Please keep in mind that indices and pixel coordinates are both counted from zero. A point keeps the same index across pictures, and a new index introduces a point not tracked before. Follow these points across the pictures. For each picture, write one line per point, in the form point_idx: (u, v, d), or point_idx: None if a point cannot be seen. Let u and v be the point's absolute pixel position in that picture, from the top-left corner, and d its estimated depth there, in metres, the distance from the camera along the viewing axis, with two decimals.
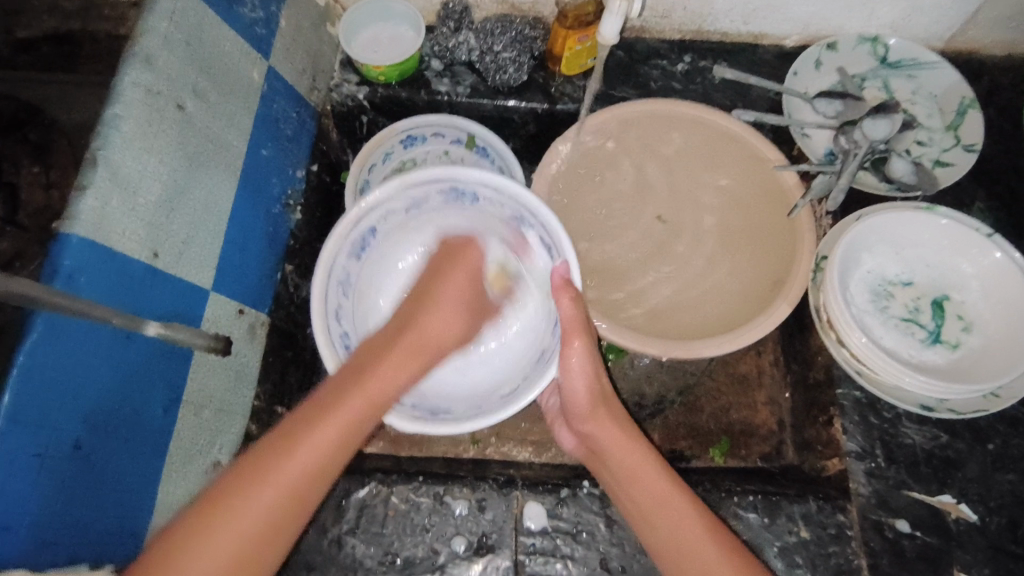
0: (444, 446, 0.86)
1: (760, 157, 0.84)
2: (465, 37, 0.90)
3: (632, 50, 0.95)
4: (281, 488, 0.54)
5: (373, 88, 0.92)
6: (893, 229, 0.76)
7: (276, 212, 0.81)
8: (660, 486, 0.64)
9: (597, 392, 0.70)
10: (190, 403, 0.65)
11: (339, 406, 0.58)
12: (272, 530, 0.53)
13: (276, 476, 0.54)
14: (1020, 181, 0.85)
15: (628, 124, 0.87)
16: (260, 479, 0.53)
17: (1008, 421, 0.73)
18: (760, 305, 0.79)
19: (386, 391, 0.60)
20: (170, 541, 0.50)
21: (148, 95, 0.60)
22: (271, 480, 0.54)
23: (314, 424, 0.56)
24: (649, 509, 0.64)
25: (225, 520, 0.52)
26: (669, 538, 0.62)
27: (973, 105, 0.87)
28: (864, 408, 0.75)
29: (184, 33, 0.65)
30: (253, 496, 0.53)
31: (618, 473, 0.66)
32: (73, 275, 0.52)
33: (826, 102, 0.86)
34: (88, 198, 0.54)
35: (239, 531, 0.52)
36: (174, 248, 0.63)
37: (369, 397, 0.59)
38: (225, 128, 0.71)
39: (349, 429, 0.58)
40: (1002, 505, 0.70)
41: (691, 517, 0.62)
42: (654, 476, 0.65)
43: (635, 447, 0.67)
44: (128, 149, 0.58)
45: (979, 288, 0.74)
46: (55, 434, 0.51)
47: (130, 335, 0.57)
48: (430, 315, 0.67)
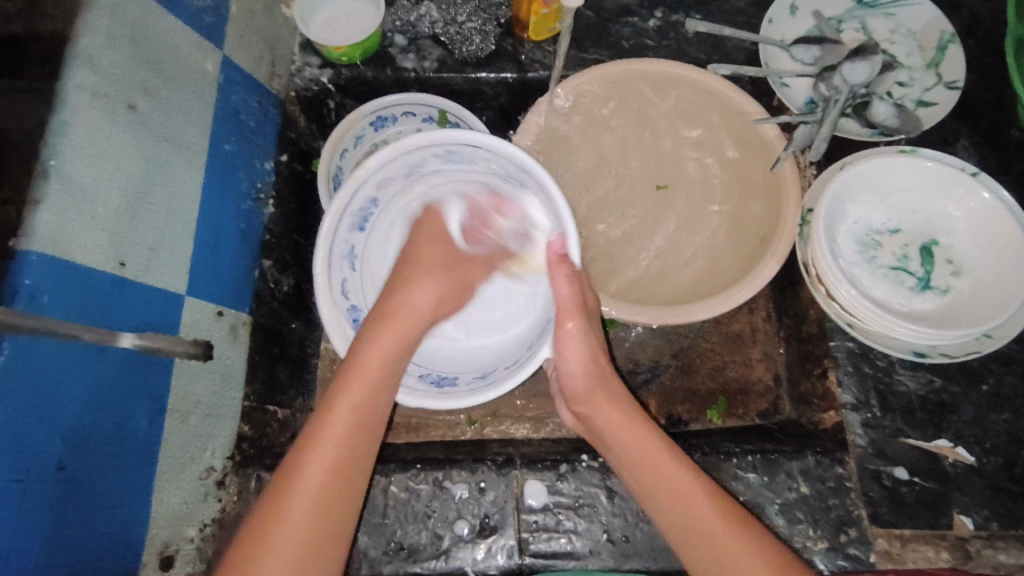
0: (441, 430, 0.85)
1: (740, 111, 0.81)
2: (426, 9, 0.88)
3: (602, 9, 0.92)
4: (311, 492, 0.54)
5: (337, 70, 0.89)
6: (877, 176, 0.74)
7: (247, 208, 0.78)
8: (654, 456, 0.62)
9: (596, 372, 0.67)
10: (176, 411, 0.64)
11: (335, 402, 0.58)
12: (319, 534, 0.54)
13: (305, 485, 0.54)
14: (1005, 115, 0.83)
15: (602, 86, 0.83)
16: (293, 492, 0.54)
17: (1001, 360, 0.73)
18: (748, 263, 0.77)
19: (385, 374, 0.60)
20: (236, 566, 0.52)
21: (95, 97, 0.58)
22: (300, 492, 0.54)
23: (321, 427, 0.57)
24: (645, 474, 0.62)
25: (276, 539, 0.52)
26: (670, 508, 0.60)
27: (953, 40, 0.85)
28: (857, 359, 0.74)
29: (128, 28, 0.61)
30: (293, 508, 0.53)
31: (618, 446, 0.64)
32: (35, 294, 0.50)
33: (803, 50, 0.85)
34: (43, 212, 0.52)
35: (290, 550, 0.52)
36: (141, 255, 0.61)
37: (372, 384, 0.59)
38: (183, 125, 0.68)
39: (353, 418, 0.57)
40: (998, 444, 0.71)
41: (686, 482, 0.61)
42: (651, 446, 0.63)
43: (632, 418, 0.65)
44: (80, 157, 0.55)
45: (966, 230, 0.73)
46: (35, 458, 0.50)
47: (104, 349, 0.56)
48: (394, 304, 0.64)
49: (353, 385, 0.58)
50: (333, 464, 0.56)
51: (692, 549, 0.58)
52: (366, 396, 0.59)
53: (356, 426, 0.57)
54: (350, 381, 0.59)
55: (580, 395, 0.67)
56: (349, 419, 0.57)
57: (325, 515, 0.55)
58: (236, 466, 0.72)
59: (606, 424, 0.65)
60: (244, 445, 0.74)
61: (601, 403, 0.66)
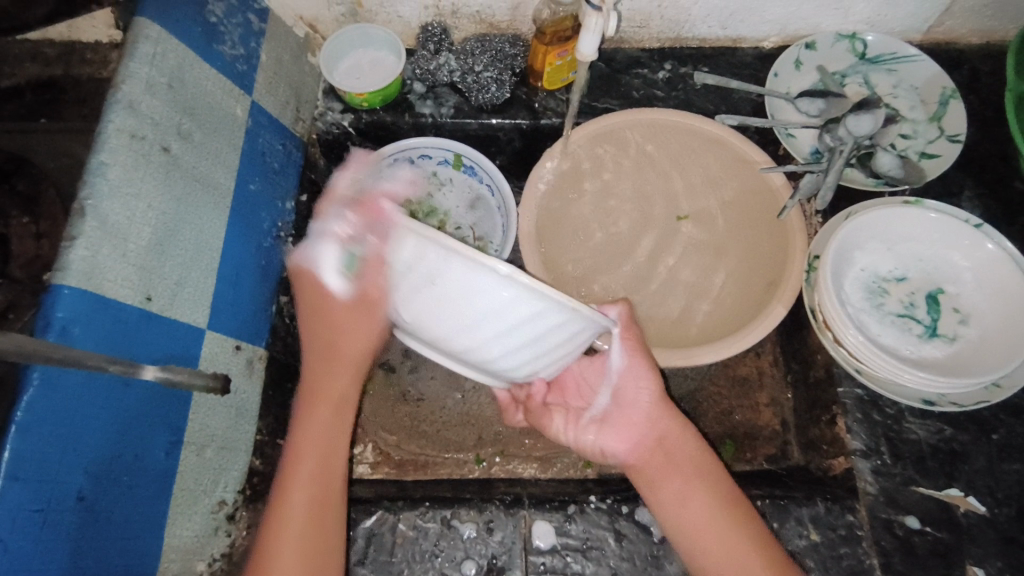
0: (449, 468, 0.86)
1: (747, 160, 0.84)
2: (445, 58, 0.92)
3: (613, 61, 0.96)
4: (299, 512, 0.60)
5: (358, 115, 0.93)
6: (884, 224, 0.76)
7: (268, 246, 0.80)
8: (704, 485, 0.65)
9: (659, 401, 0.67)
10: (192, 443, 0.65)
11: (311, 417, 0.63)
12: (319, 529, 0.60)
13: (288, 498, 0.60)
14: (1007, 168, 0.86)
15: (613, 135, 0.87)
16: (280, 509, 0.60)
17: (1010, 410, 0.73)
18: (757, 307, 0.79)
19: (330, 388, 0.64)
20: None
21: (133, 140, 0.61)
22: (288, 502, 0.60)
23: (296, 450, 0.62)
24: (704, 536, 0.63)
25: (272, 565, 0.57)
26: (706, 533, 0.63)
27: (955, 95, 0.87)
28: (866, 406, 0.75)
29: (167, 76, 0.66)
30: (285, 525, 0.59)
31: (669, 469, 0.65)
32: (66, 326, 0.52)
33: (808, 102, 0.87)
34: (78, 248, 0.55)
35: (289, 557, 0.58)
36: (167, 290, 0.63)
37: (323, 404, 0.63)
38: (212, 166, 0.71)
39: (323, 426, 0.63)
40: (1010, 495, 0.70)
41: (728, 513, 0.64)
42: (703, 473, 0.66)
43: (688, 446, 0.67)
44: (116, 196, 0.58)
45: (972, 279, 0.74)
46: (57, 487, 0.51)
47: (127, 380, 0.57)
48: (352, 328, 0.63)
49: (319, 412, 0.63)
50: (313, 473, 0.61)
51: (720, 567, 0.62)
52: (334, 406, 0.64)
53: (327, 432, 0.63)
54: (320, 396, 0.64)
55: (636, 428, 0.66)
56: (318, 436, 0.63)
57: (319, 519, 0.60)
58: (247, 500, 0.72)
59: (665, 450, 0.66)
60: (254, 478, 0.73)
61: (665, 436, 0.66)
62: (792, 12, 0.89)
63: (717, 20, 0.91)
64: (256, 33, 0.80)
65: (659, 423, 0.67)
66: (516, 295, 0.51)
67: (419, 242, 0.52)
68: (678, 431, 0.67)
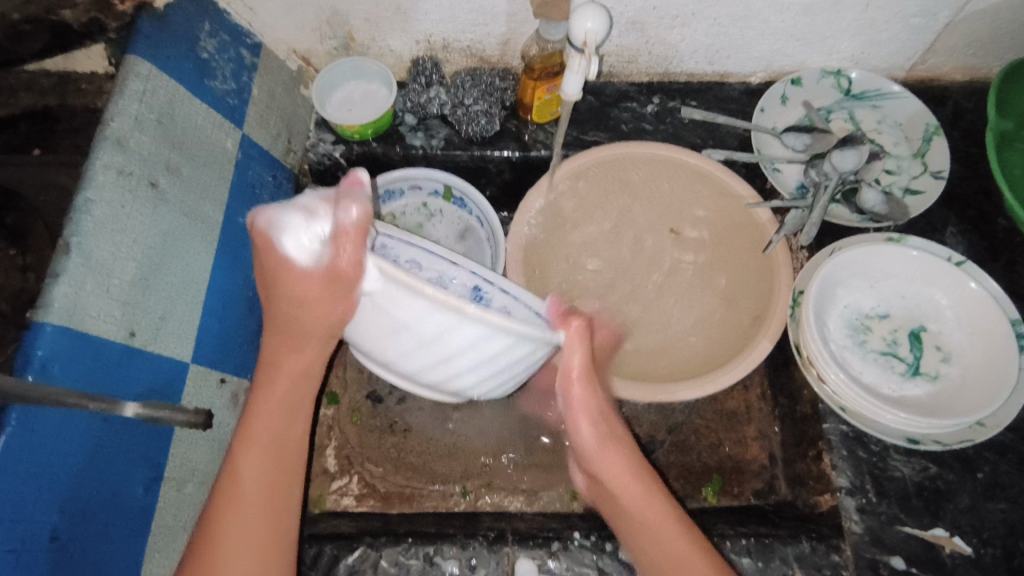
0: (434, 500, 0.85)
1: (733, 194, 0.85)
2: (436, 92, 0.92)
3: (602, 94, 0.97)
4: (248, 505, 0.59)
5: (349, 146, 0.93)
6: (866, 262, 0.77)
7: (256, 277, 0.81)
8: (640, 483, 0.65)
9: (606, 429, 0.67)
10: (172, 478, 0.65)
11: (242, 464, 0.61)
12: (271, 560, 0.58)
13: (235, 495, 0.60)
14: (991, 205, 0.86)
15: (601, 168, 0.87)
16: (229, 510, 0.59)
17: (996, 448, 0.73)
18: (742, 340, 0.79)
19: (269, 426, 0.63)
20: None
21: (120, 176, 0.62)
22: (236, 515, 0.58)
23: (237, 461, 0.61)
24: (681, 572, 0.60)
25: None
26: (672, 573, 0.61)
27: (938, 132, 0.88)
28: (851, 442, 0.74)
29: (156, 112, 0.67)
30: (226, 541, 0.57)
31: (605, 475, 0.66)
32: (46, 364, 0.53)
33: (795, 137, 0.90)
34: (61, 285, 0.55)
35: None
36: (151, 325, 0.63)
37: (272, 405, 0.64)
38: (201, 200, 0.72)
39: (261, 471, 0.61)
40: (995, 536, 0.70)
41: (661, 511, 0.64)
42: (641, 478, 0.66)
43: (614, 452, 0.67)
44: (101, 232, 0.59)
45: (954, 318, 0.75)
46: (30, 527, 0.51)
47: (108, 417, 0.57)
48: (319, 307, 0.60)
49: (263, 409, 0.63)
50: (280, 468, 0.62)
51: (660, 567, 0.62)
52: (280, 404, 0.64)
53: (258, 473, 0.61)
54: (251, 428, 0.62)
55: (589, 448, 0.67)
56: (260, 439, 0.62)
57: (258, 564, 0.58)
58: None
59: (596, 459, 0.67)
60: None
61: (603, 442, 0.67)
62: (777, 50, 0.91)
63: (704, 57, 0.92)
64: (248, 68, 0.81)
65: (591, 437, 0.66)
66: (475, 327, 0.54)
67: (385, 283, 0.54)
68: (604, 438, 0.67)
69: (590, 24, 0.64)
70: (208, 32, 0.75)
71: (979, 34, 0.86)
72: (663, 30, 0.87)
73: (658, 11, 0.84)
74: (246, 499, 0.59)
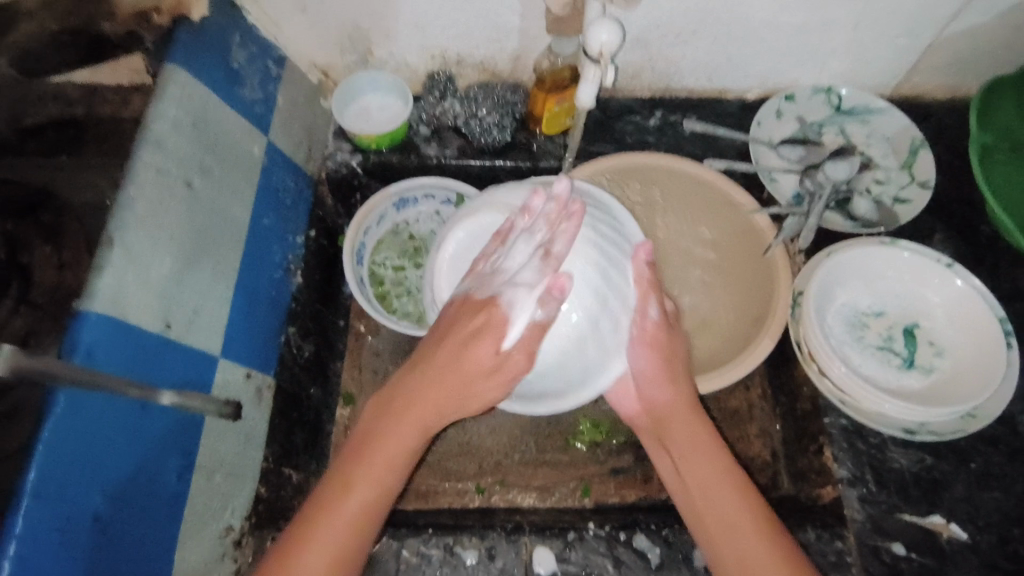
0: (450, 497, 0.87)
1: (734, 203, 0.89)
2: (449, 104, 0.96)
3: (607, 108, 1.02)
4: (358, 499, 0.60)
5: (366, 155, 0.97)
6: (861, 263, 0.81)
7: (278, 278, 0.83)
8: (702, 427, 0.68)
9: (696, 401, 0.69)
10: (203, 467, 0.66)
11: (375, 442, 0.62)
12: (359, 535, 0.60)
13: (333, 516, 0.59)
14: (975, 213, 0.92)
15: (613, 176, 0.91)
16: (345, 493, 0.60)
17: (986, 440, 0.77)
18: (746, 339, 0.83)
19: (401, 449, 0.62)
20: (295, 537, 0.59)
21: (159, 176, 0.65)
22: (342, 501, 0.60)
23: (352, 471, 0.61)
24: (737, 547, 0.61)
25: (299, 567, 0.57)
26: (724, 534, 0.62)
27: (923, 146, 0.94)
28: (851, 435, 0.78)
29: (192, 117, 0.70)
30: (326, 532, 0.58)
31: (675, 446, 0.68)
32: (91, 351, 0.55)
33: (789, 150, 0.96)
34: (106, 276, 0.58)
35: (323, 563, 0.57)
36: (185, 318, 0.66)
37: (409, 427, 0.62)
38: (230, 201, 0.75)
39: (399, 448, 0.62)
40: (989, 522, 0.73)
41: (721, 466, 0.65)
42: (712, 456, 0.66)
43: (701, 436, 0.67)
44: (141, 227, 0.62)
45: (944, 315, 0.79)
46: (75, 507, 0.52)
47: (145, 405, 0.60)
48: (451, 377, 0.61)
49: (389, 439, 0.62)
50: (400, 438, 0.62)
51: (712, 517, 0.64)
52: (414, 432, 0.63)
53: (404, 444, 0.62)
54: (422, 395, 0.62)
55: (670, 402, 0.68)
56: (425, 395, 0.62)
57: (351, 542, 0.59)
58: (252, 527, 0.73)
59: (672, 431, 0.67)
60: (259, 506, 0.75)
61: (666, 417, 0.68)
62: (772, 68, 0.96)
63: (704, 74, 0.98)
64: (274, 79, 0.85)
65: (678, 413, 0.68)
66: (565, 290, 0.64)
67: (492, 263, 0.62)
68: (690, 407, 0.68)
69: (605, 36, 0.69)
70: (238, 44, 0.80)
71: (959, 55, 0.92)
72: (666, 47, 0.92)
73: (662, 29, 0.89)
74: (378, 458, 0.62)
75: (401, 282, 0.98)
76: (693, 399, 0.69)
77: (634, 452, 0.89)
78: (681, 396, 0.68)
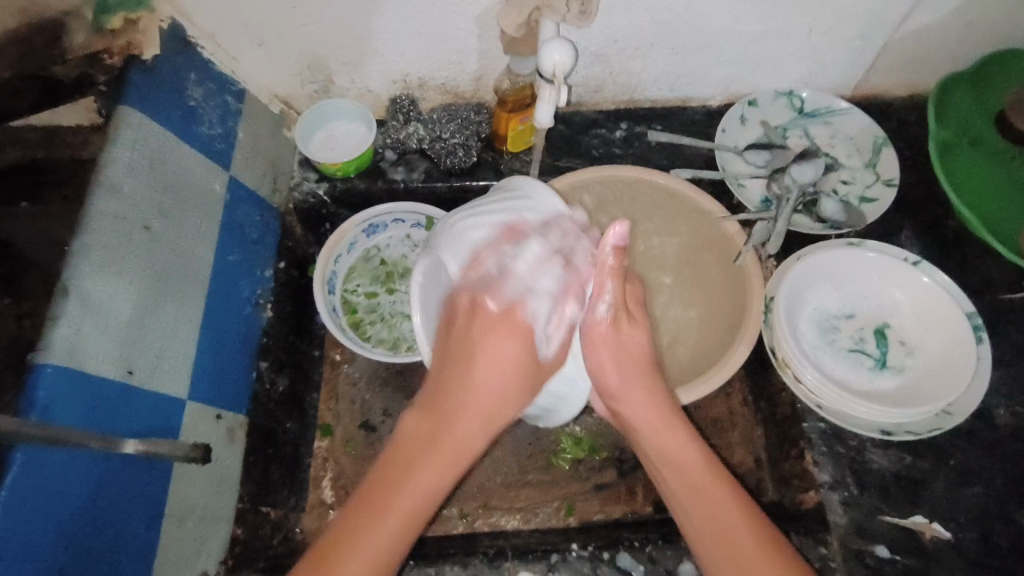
0: (432, 524, 0.86)
1: (703, 211, 0.89)
2: (414, 128, 0.97)
3: (572, 123, 1.02)
4: (394, 514, 0.58)
5: (332, 183, 0.96)
6: (829, 266, 0.82)
7: (247, 313, 0.83)
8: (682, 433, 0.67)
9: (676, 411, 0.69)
10: (173, 514, 0.65)
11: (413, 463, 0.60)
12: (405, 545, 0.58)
13: (392, 506, 0.58)
14: (940, 208, 0.92)
15: (579, 192, 0.90)
16: (383, 506, 0.58)
17: (964, 435, 0.77)
18: (721, 347, 0.82)
19: (440, 473, 0.60)
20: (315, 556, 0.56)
21: (115, 221, 0.65)
22: (383, 517, 0.58)
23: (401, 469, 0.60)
24: (733, 553, 0.60)
25: None
26: (716, 541, 0.61)
27: (886, 143, 0.95)
28: (830, 439, 0.78)
29: (148, 158, 0.70)
30: (371, 535, 0.57)
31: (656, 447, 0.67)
32: (48, 405, 0.54)
33: (756, 154, 0.95)
34: (61, 327, 0.57)
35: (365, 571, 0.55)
36: (148, 363, 0.65)
37: (446, 453, 0.61)
38: (192, 240, 0.74)
39: (436, 476, 0.60)
40: (972, 519, 0.73)
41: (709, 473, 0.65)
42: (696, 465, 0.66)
43: (682, 436, 0.67)
44: (98, 275, 0.61)
45: (913, 313, 0.80)
46: (37, 568, 0.51)
47: (109, 456, 0.59)
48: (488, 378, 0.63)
49: (426, 463, 0.60)
50: (435, 470, 0.60)
51: (703, 522, 0.63)
52: (453, 455, 0.61)
53: (438, 480, 0.60)
54: (452, 403, 0.62)
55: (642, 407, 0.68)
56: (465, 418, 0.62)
57: (397, 546, 0.57)
58: (228, 570, 0.72)
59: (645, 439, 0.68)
60: (236, 547, 0.74)
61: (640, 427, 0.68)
62: (732, 75, 0.97)
63: (666, 84, 0.98)
64: (233, 113, 0.85)
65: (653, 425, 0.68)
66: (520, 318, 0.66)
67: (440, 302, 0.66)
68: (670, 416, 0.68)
69: (557, 56, 0.70)
70: (195, 81, 0.79)
71: (915, 53, 0.93)
72: (625, 60, 0.93)
73: (620, 43, 0.89)
74: (424, 469, 0.60)
75: (375, 308, 0.97)
76: (674, 406, 0.69)
77: (616, 467, 0.89)
78: (660, 405, 0.68)
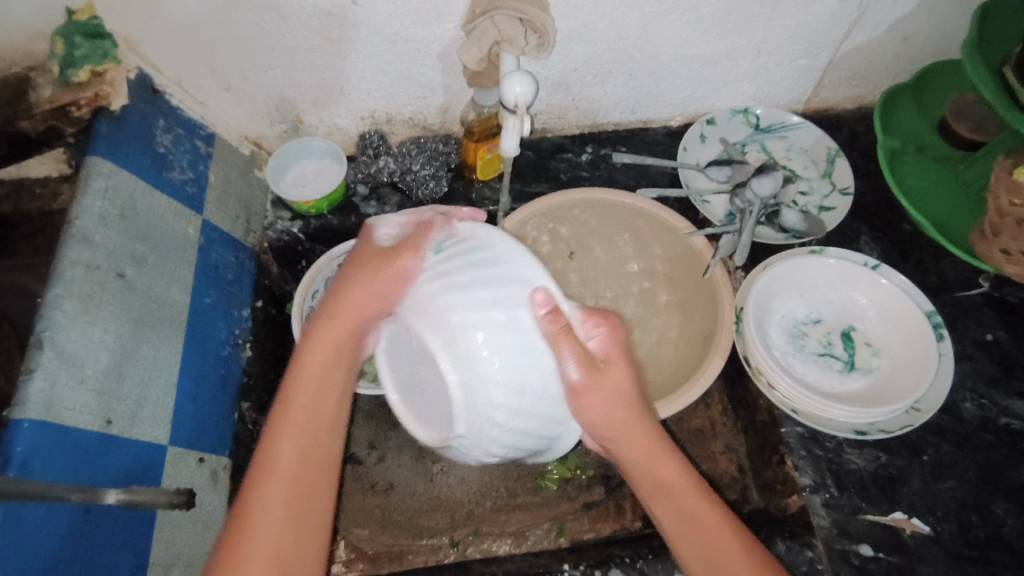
0: (424, 555, 0.85)
1: (671, 228, 0.91)
2: (384, 162, 0.99)
3: (539, 149, 1.05)
4: (283, 478, 0.58)
5: (306, 221, 0.98)
6: (793, 274, 0.85)
7: (225, 354, 0.83)
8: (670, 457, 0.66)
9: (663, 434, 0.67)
10: (158, 563, 0.65)
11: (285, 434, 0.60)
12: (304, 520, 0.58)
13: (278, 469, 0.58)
14: (895, 213, 0.96)
15: (549, 216, 0.93)
16: (267, 472, 0.58)
17: (935, 430, 0.80)
18: (697, 360, 0.84)
19: (296, 431, 0.60)
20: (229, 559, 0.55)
21: (88, 270, 0.65)
22: (269, 478, 0.58)
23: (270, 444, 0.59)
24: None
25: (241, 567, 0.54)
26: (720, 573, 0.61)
27: (839, 154, 0.99)
28: (808, 442, 0.80)
29: (120, 207, 0.70)
30: (262, 512, 0.57)
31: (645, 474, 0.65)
32: (26, 460, 0.54)
33: (717, 170, 0.98)
34: (37, 380, 0.57)
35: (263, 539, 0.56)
36: (127, 411, 0.65)
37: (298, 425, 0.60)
38: (167, 285, 0.75)
39: (287, 449, 0.59)
40: (949, 512, 0.75)
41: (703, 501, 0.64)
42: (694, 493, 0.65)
43: (665, 461, 0.66)
44: (73, 326, 0.61)
45: (876, 315, 0.83)
46: None
47: (90, 508, 0.58)
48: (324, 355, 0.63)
49: (284, 436, 0.60)
50: (294, 442, 0.60)
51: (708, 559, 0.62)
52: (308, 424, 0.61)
53: (294, 444, 0.60)
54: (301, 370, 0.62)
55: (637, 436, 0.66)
56: (308, 385, 0.62)
57: (296, 511, 0.58)
58: None
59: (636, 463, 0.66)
60: None
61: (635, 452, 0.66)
62: (690, 96, 1.01)
63: (627, 107, 1.02)
64: (203, 157, 0.86)
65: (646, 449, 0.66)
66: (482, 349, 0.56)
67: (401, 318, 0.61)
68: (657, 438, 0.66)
69: (519, 89, 0.73)
70: (164, 128, 0.80)
71: (859, 68, 0.98)
72: (586, 87, 0.96)
73: (579, 71, 0.92)
74: (289, 431, 0.60)
75: None
76: (658, 429, 0.67)
77: (603, 485, 0.89)
78: (648, 430, 0.66)
